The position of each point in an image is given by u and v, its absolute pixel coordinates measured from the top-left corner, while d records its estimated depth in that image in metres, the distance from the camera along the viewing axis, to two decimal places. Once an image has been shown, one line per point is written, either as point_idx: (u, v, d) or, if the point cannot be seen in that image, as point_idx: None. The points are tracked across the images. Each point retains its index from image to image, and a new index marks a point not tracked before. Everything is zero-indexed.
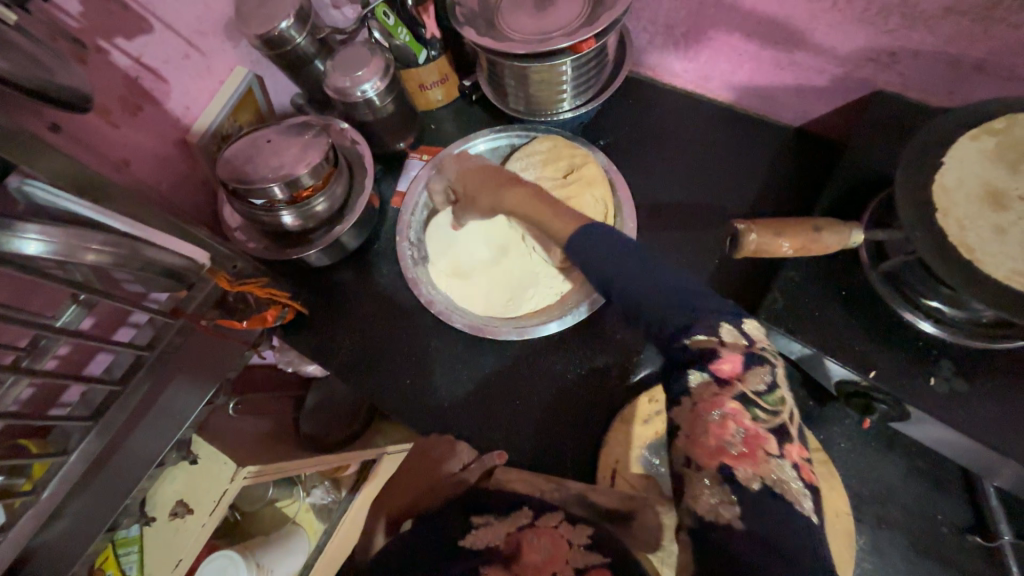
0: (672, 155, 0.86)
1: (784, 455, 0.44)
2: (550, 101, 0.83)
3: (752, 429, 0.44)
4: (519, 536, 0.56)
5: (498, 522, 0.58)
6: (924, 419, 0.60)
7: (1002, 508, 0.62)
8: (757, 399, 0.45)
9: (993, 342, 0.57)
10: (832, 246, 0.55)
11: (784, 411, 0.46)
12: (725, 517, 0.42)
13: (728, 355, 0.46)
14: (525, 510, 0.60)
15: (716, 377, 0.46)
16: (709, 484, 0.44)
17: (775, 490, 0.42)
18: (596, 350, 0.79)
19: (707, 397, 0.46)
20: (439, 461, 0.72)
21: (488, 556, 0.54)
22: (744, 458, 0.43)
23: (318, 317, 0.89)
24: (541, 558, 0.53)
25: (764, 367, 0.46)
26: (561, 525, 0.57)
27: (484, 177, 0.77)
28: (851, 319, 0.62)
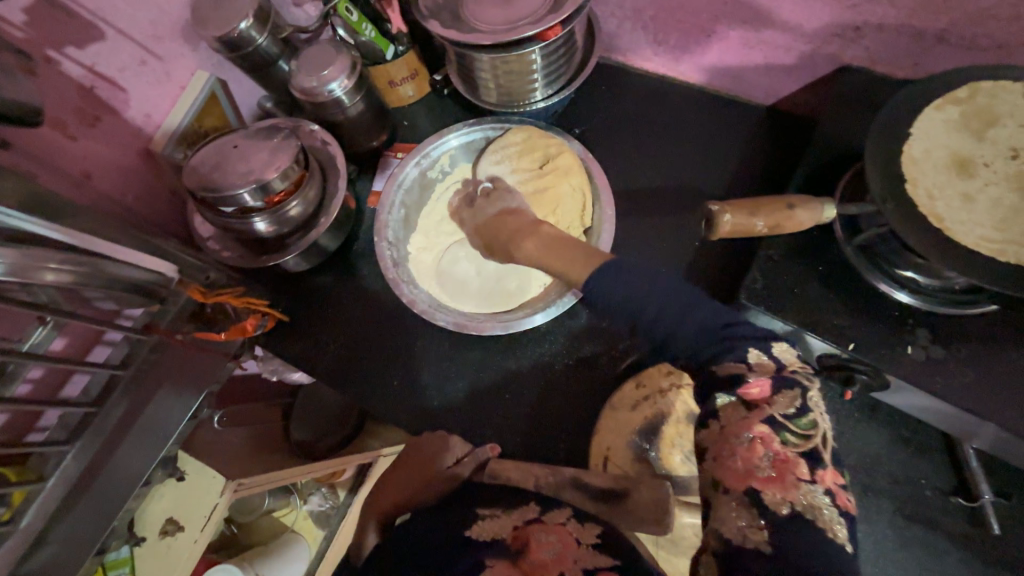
0: (648, 140, 0.86)
1: (816, 480, 0.44)
2: (521, 92, 0.82)
3: (781, 453, 0.45)
4: (525, 529, 0.56)
5: (505, 516, 0.58)
6: (903, 387, 0.61)
7: (981, 468, 0.64)
8: (787, 423, 0.46)
9: (964, 307, 0.59)
10: (806, 222, 0.56)
11: (816, 435, 0.46)
12: (754, 540, 0.42)
13: (756, 379, 0.48)
14: (533, 506, 0.60)
15: (744, 400, 0.48)
16: (736, 507, 0.44)
17: (806, 516, 0.42)
18: (582, 340, 0.79)
19: (736, 420, 0.47)
20: (429, 458, 0.71)
21: (494, 547, 0.54)
22: (772, 482, 0.44)
23: (301, 323, 0.88)
24: (549, 556, 0.52)
25: (796, 390, 0.48)
26: (569, 522, 0.57)
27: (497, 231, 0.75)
28: (829, 293, 0.63)
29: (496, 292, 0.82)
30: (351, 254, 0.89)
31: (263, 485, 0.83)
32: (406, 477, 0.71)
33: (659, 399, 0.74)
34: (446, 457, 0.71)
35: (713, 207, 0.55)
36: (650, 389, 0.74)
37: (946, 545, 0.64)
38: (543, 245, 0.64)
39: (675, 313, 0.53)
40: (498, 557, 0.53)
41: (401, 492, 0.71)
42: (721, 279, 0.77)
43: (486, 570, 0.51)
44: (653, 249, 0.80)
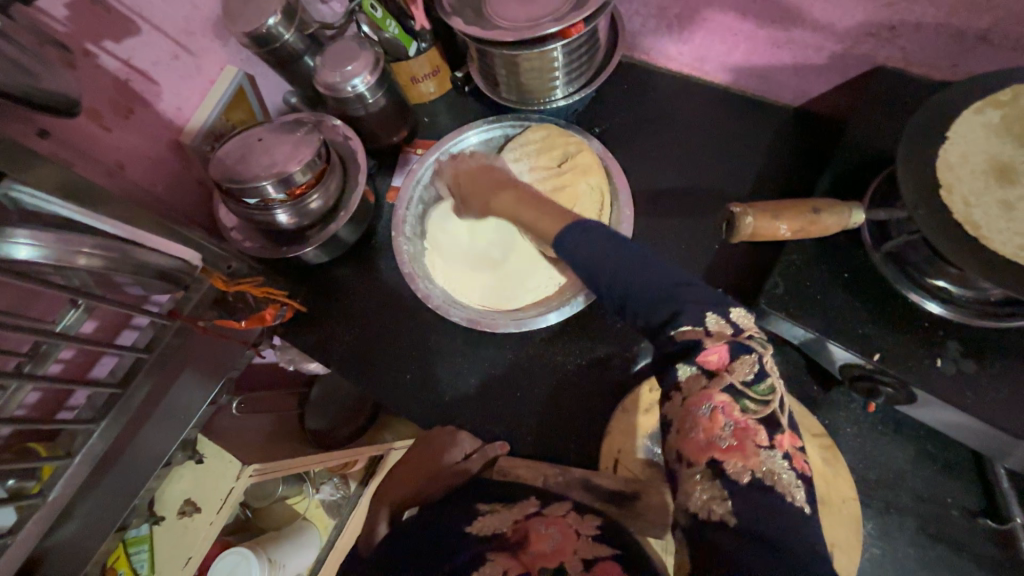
0: (669, 140, 0.85)
1: (775, 446, 0.44)
2: (542, 89, 0.81)
3: (741, 422, 0.45)
4: (525, 523, 0.56)
5: (505, 510, 0.59)
6: (931, 402, 0.58)
7: (1013, 490, 0.61)
8: (746, 390, 0.46)
9: (1003, 321, 0.56)
10: (832, 228, 0.54)
11: (775, 400, 0.46)
12: (718, 513, 0.42)
13: (714, 346, 0.48)
14: (533, 501, 0.60)
15: (703, 369, 0.48)
16: (701, 479, 0.44)
17: (765, 482, 0.43)
18: (595, 341, 0.78)
19: (696, 390, 0.47)
20: (439, 451, 0.72)
21: (494, 540, 0.54)
22: (733, 451, 0.44)
23: (318, 314, 0.89)
24: (550, 546, 0.52)
25: (753, 356, 0.47)
26: (569, 514, 0.57)
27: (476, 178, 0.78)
28: (854, 300, 0.61)
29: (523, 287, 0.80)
30: (369, 249, 0.90)
31: (276, 474, 0.84)
32: (414, 471, 0.72)
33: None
34: (456, 453, 0.72)
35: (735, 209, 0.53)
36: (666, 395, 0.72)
37: (973, 569, 0.61)
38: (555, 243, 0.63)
39: (628, 274, 0.54)
40: (497, 549, 0.53)
41: (412, 482, 0.72)
42: (741, 283, 0.75)
43: (487, 562, 0.51)
44: (671, 251, 0.79)
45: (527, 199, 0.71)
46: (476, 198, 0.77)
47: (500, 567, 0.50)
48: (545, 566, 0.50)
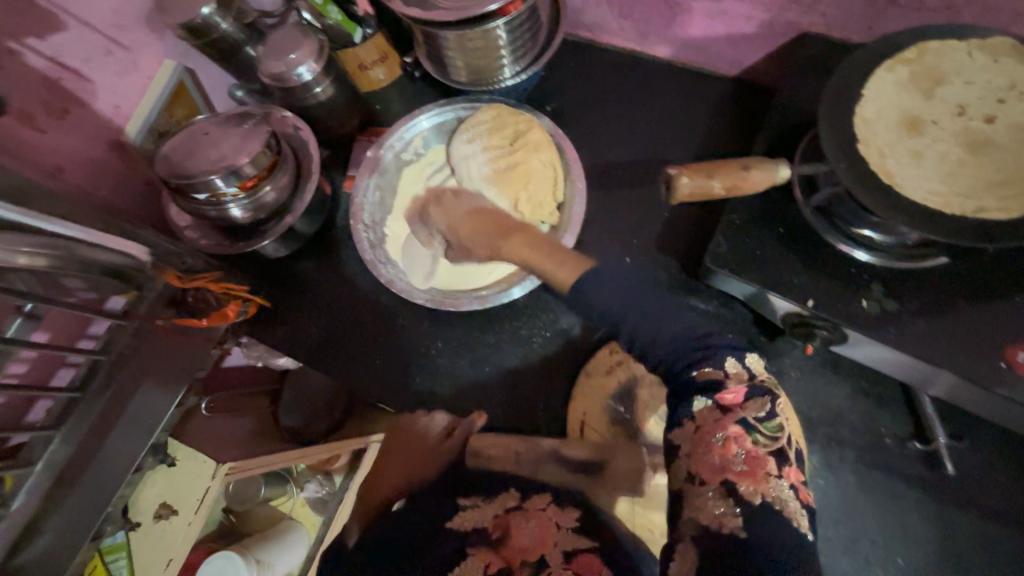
0: (617, 114, 0.87)
1: (783, 475, 0.48)
2: (490, 69, 0.83)
3: (752, 451, 0.48)
4: (506, 518, 0.60)
5: (486, 505, 0.62)
6: (861, 340, 0.63)
7: (937, 414, 0.67)
8: (758, 424, 0.49)
9: (917, 261, 0.62)
10: (763, 183, 0.57)
11: (782, 437, 0.50)
12: (729, 526, 0.45)
13: (733, 386, 0.51)
14: (512, 493, 0.64)
15: (719, 403, 0.50)
16: (713, 496, 0.47)
17: (775, 507, 0.46)
18: (558, 313, 0.81)
19: (710, 420, 0.50)
20: (421, 436, 0.74)
21: (474, 536, 0.58)
22: (745, 475, 0.47)
23: (285, 310, 0.88)
24: (529, 542, 0.57)
25: (766, 397, 0.50)
26: (549, 508, 0.63)
27: (479, 224, 0.68)
28: (789, 253, 0.65)
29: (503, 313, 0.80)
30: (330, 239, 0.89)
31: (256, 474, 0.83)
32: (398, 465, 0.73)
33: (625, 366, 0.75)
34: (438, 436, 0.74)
35: (672, 172, 0.59)
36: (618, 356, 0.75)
37: (906, 489, 0.68)
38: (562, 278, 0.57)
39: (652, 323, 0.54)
40: (478, 543, 0.57)
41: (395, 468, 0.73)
42: (690, 246, 0.79)
43: (470, 557, 0.55)
44: (624, 222, 0.83)
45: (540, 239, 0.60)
46: (478, 245, 0.68)
47: (480, 562, 0.54)
48: (528, 558, 0.56)
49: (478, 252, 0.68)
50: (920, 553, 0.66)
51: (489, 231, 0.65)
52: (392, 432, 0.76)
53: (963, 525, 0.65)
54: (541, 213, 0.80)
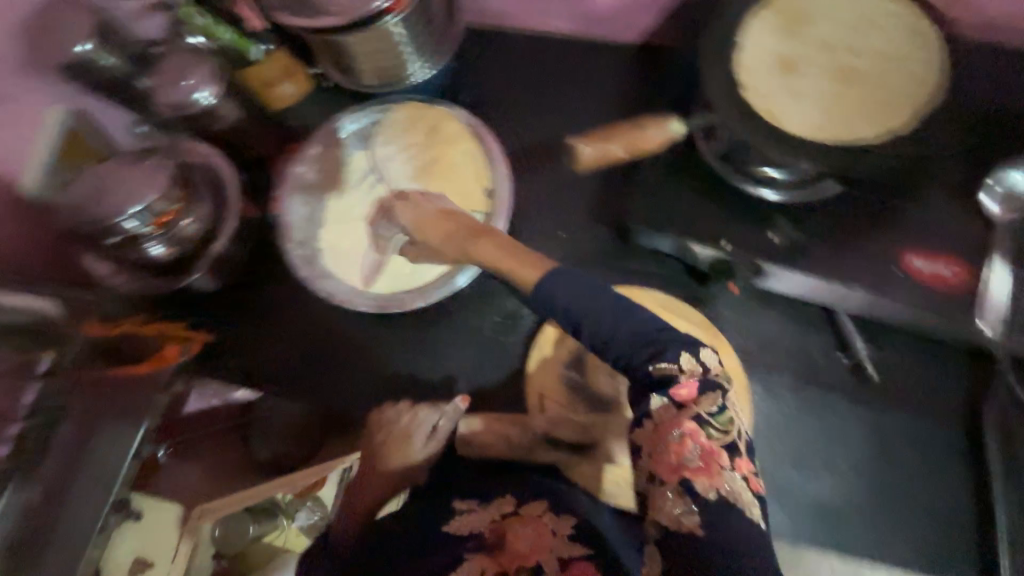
0: (529, 94, 0.89)
1: (733, 467, 0.49)
2: (396, 66, 0.83)
3: (706, 446, 0.49)
4: (502, 523, 0.56)
5: (483, 510, 0.59)
6: (778, 271, 0.67)
7: (854, 327, 0.73)
8: (711, 419, 0.50)
9: (812, 189, 0.67)
10: (658, 141, 0.75)
11: (734, 429, 0.51)
12: (685, 523, 0.47)
13: (685, 381, 0.51)
14: (509, 498, 0.60)
15: (674, 400, 0.51)
16: (672, 497, 0.48)
17: (727, 500, 0.48)
18: (502, 296, 0.83)
19: (667, 419, 0.51)
20: (409, 433, 0.75)
21: (467, 541, 0.55)
22: (700, 472, 0.48)
23: (233, 341, 0.86)
24: (525, 546, 0.53)
25: (717, 390, 0.51)
26: (545, 513, 0.57)
27: (446, 225, 0.71)
28: (699, 201, 0.70)
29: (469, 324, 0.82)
30: (266, 263, 0.87)
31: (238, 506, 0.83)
32: (386, 465, 0.73)
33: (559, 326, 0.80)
34: (424, 429, 0.76)
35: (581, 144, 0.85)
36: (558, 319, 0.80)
37: (841, 400, 0.73)
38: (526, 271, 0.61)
39: (608, 315, 0.55)
40: (473, 548, 0.54)
41: (381, 466, 0.73)
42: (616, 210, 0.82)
43: (465, 562, 0.53)
44: (555, 199, 0.85)
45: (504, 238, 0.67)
46: (448, 247, 0.72)
47: (477, 567, 0.52)
48: (521, 566, 0.51)
49: (450, 253, 0.72)
50: (856, 454, 0.72)
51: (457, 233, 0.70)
52: (378, 431, 0.77)
53: (893, 421, 0.72)
54: (472, 203, 0.80)
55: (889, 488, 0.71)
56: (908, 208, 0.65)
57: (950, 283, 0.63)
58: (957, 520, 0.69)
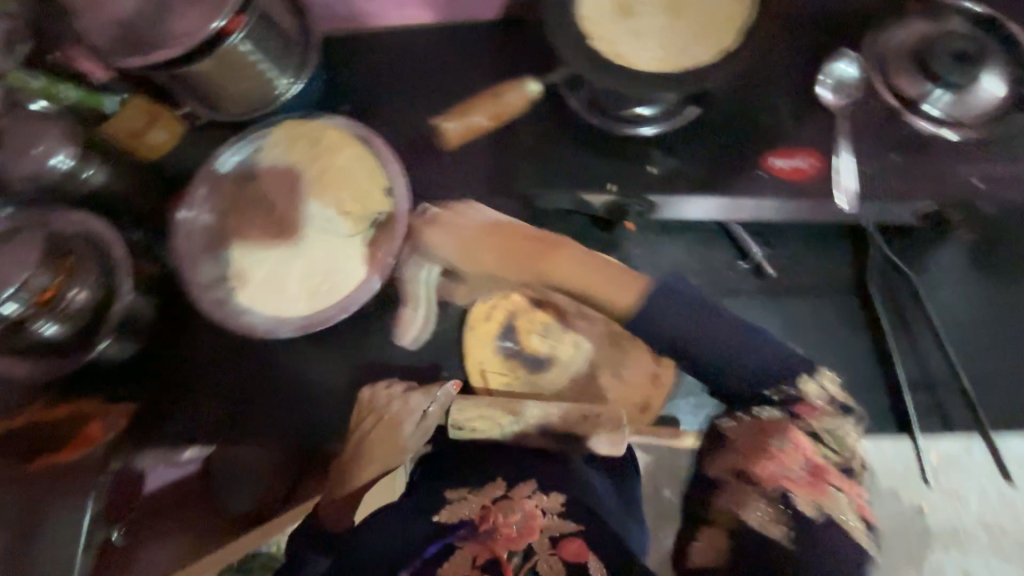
0: (407, 86, 0.89)
1: (844, 490, 0.56)
2: (264, 91, 0.81)
3: (816, 462, 0.56)
4: (494, 509, 0.58)
5: (472, 496, 0.60)
6: (663, 202, 0.73)
7: (747, 233, 0.79)
8: (829, 444, 0.57)
9: (682, 116, 0.72)
10: (514, 101, 0.80)
11: (849, 455, 0.57)
12: (773, 532, 0.54)
13: (807, 412, 0.58)
14: (501, 483, 0.61)
15: (787, 411, 0.58)
16: (764, 505, 0.55)
17: (832, 520, 0.54)
18: (427, 289, 0.83)
19: (770, 427, 0.58)
20: (399, 421, 0.76)
21: (460, 531, 0.57)
22: (807, 487, 0.55)
23: (161, 404, 0.82)
24: (517, 529, 0.56)
25: (845, 425, 0.58)
26: (536, 494, 0.59)
27: (508, 244, 0.77)
28: (581, 153, 0.74)
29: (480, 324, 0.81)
30: (175, 316, 0.83)
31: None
32: (372, 455, 0.74)
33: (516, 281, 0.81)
34: (414, 415, 0.76)
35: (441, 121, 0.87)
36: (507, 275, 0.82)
37: (754, 301, 0.79)
38: (610, 292, 0.68)
39: (706, 338, 0.60)
40: (466, 537, 0.56)
41: (363, 455, 0.74)
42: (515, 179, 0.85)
43: (459, 550, 0.56)
44: (456, 183, 0.85)
45: (586, 261, 0.73)
46: (517, 270, 0.77)
47: (470, 554, 0.55)
48: (513, 549, 0.55)
49: (518, 278, 0.78)
50: None
51: (541, 253, 0.75)
52: (367, 423, 0.77)
53: (800, 312, 0.78)
54: (371, 206, 0.81)
55: None
56: (763, 117, 0.72)
57: (808, 175, 0.70)
58: (872, 385, 0.76)
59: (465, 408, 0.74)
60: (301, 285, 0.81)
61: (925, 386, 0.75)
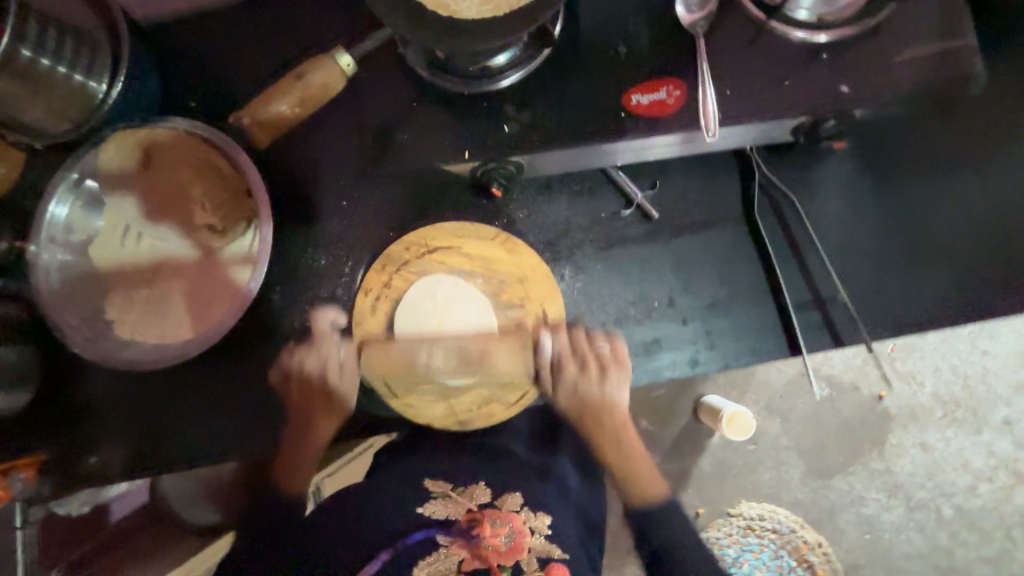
0: (249, 70, 0.81)
1: None
2: (83, 102, 0.72)
3: None
4: (480, 513, 0.70)
5: (457, 500, 0.72)
6: (527, 161, 0.69)
7: (625, 174, 0.78)
8: None
9: (539, 57, 0.66)
10: (320, 79, 0.71)
11: None
12: None
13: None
14: (485, 488, 0.74)
15: None
16: None
17: None
18: (310, 289, 0.78)
19: None
20: (317, 374, 0.76)
21: (444, 526, 0.68)
22: None
23: (71, 451, 0.78)
24: (506, 547, 0.66)
25: None
26: (521, 511, 0.72)
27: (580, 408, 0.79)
28: (435, 117, 0.68)
29: (440, 339, 0.74)
30: (63, 360, 0.80)
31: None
32: (305, 457, 0.78)
33: (420, 259, 0.76)
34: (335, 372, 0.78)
35: (239, 117, 0.74)
36: (411, 253, 0.76)
37: (643, 246, 0.77)
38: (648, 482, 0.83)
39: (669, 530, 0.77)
40: (451, 536, 0.66)
41: (302, 485, 0.80)
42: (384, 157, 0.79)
43: (444, 550, 0.64)
44: (320, 171, 0.78)
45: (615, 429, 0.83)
46: (584, 419, 0.81)
47: (455, 556, 0.64)
48: (503, 563, 0.64)
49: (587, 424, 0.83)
50: (664, 287, 0.76)
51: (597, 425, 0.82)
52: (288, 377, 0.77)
53: (687, 247, 0.77)
54: (238, 213, 0.77)
55: (699, 307, 0.76)
56: (619, 50, 0.67)
57: (670, 108, 0.65)
58: (763, 309, 0.75)
59: (382, 369, 0.74)
60: (210, 291, 0.77)
61: (816, 304, 0.74)
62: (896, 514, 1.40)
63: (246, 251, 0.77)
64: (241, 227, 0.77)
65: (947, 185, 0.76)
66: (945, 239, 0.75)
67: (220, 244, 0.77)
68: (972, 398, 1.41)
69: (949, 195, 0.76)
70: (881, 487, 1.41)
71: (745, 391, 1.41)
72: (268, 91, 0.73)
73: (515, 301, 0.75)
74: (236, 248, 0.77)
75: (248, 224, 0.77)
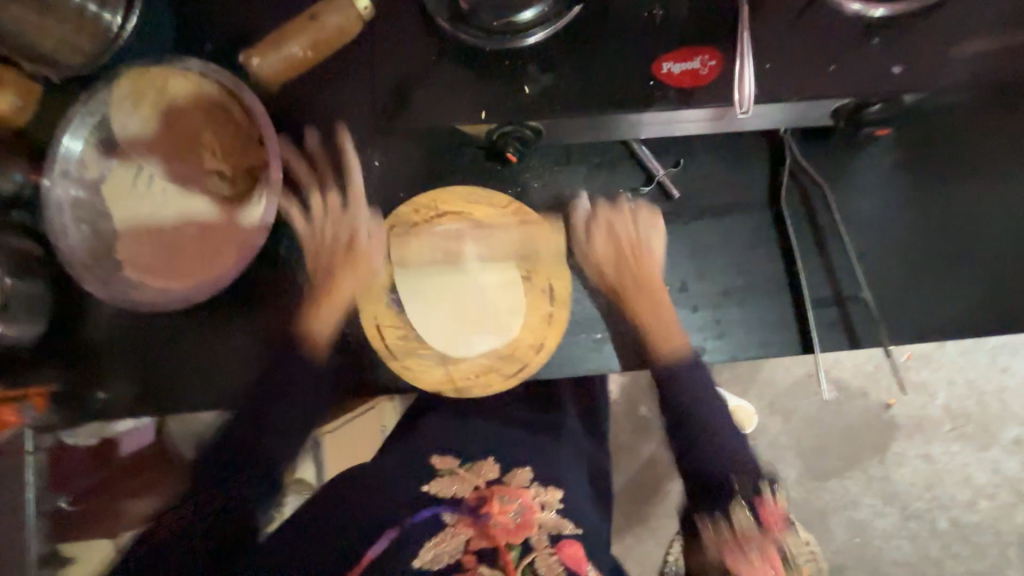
0: (265, 14, 0.78)
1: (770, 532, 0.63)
2: (97, 37, 0.73)
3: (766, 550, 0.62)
4: (487, 492, 0.70)
5: (465, 478, 0.73)
6: (547, 126, 0.65)
7: (648, 150, 0.75)
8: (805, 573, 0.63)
9: (567, 15, 0.63)
10: (338, 22, 0.70)
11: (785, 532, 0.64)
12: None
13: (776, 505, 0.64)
14: (493, 465, 0.74)
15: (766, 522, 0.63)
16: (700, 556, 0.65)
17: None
18: (317, 245, 0.76)
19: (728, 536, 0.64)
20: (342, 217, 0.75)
21: (450, 505, 0.69)
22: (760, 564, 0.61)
23: (79, 385, 0.80)
24: (513, 524, 0.65)
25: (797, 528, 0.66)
26: (531, 485, 0.72)
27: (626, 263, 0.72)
28: (453, 74, 0.65)
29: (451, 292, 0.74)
30: (72, 297, 0.81)
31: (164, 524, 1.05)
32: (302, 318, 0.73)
33: (426, 224, 0.74)
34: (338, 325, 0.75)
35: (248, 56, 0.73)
36: (419, 217, 0.74)
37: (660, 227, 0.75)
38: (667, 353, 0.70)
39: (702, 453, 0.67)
40: (458, 516, 0.67)
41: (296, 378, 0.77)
42: None
43: (450, 530, 0.66)
44: (333, 123, 0.75)
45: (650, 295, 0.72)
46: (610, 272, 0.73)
47: (463, 535, 0.65)
48: (511, 541, 0.64)
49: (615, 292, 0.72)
50: (677, 272, 0.74)
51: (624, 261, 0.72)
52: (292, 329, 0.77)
53: (704, 231, 0.74)
54: (248, 161, 0.76)
55: (712, 296, 0.73)
56: (654, 13, 0.62)
57: (702, 79, 0.61)
58: (779, 304, 0.73)
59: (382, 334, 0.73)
60: (216, 240, 0.76)
61: (837, 303, 0.71)
62: (889, 519, 1.38)
63: (253, 201, 0.76)
64: (250, 176, 0.76)
65: (993, 188, 0.71)
66: (987, 248, 0.71)
67: (228, 191, 0.76)
68: (984, 413, 1.37)
69: (997, 202, 0.71)
70: (879, 493, 1.39)
71: (749, 386, 1.39)
72: (280, 32, 0.72)
73: (521, 274, 0.73)
74: (243, 197, 0.76)
75: (257, 174, 0.76)
